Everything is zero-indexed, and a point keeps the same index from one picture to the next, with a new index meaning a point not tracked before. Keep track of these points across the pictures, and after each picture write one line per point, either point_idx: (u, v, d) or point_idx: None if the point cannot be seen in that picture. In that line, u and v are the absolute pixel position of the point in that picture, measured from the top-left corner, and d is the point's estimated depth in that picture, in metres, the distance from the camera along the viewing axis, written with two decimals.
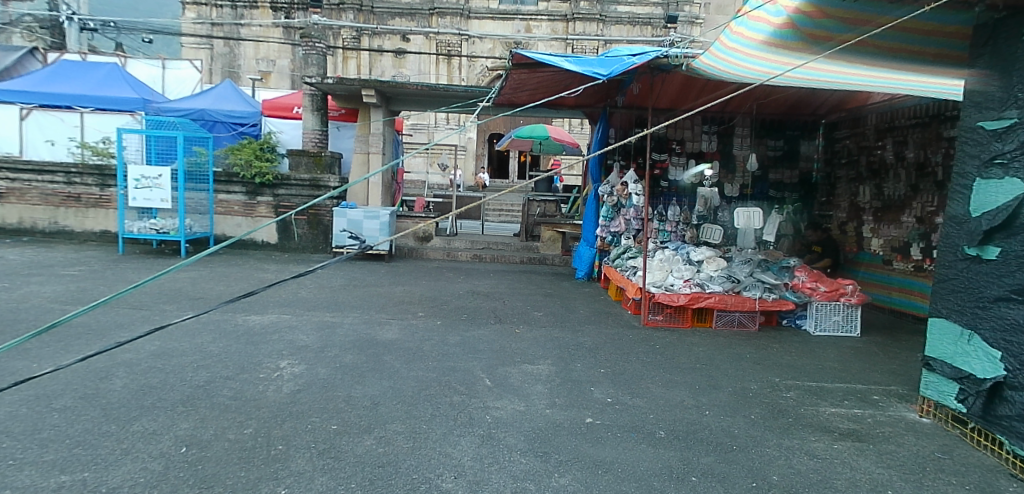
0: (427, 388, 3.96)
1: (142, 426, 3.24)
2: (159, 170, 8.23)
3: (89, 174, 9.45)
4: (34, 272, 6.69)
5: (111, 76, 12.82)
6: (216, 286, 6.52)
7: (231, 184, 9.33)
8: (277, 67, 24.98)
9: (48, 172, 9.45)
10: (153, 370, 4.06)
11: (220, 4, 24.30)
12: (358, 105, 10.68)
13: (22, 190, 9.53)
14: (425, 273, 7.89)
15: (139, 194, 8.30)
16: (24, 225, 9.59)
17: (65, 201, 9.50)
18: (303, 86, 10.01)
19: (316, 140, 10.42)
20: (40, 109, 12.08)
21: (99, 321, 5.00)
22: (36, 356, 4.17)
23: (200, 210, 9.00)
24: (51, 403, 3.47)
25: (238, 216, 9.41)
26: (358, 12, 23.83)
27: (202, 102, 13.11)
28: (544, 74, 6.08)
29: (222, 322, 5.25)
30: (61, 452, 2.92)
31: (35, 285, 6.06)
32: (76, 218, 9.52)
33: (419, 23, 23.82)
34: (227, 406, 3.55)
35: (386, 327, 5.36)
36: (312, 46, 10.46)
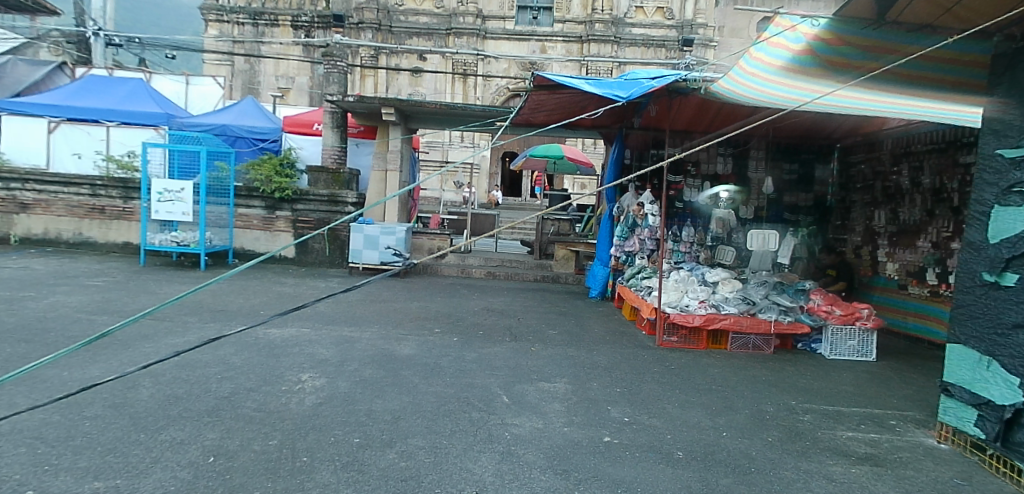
0: (447, 404, 4.00)
1: (170, 437, 3.32)
2: (181, 184, 8.27)
3: (114, 186, 9.55)
4: (58, 282, 6.74)
5: (136, 92, 12.73)
6: (237, 299, 6.56)
7: (251, 198, 9.44)
8: (297, 84, 25.35)
9: (76, 184, 9.57)
10: (178, 381, 4.19)
11: (242, 22, 24.70)
12: (377, 124, 10.80)
13: (48, 201, 9.63)
14: (441, 290, 7.92)
15: (161, 207, 8.33)
16: (49, 235, 9.69)
17: (89, 212, 9.59)
18: (325, 104, 10.19)
19: (335, 156, 10.43)
20: (69, 123, 12.40)
21: (126, 332, 5.05)
22: (65, 367, 4.22)
23: (220, 224, 9.04)
24: (83, 411, 3.63)
25: (257, 230, 9.46)
26: (376, 31, 24.13)
27: (225, 117, 13.26)
28: (564, 95, 6.14)
29: (243, 336, 5.26)
30: (94, 459, 3.01)
31: (61, 295, 6.10)
32: (99, 230, 9.61)
33: (436, 42, 24.11)
34: (252, 419, 3.62)
35: (403, 342, 5.37)
36: (334, 64, 10.47)
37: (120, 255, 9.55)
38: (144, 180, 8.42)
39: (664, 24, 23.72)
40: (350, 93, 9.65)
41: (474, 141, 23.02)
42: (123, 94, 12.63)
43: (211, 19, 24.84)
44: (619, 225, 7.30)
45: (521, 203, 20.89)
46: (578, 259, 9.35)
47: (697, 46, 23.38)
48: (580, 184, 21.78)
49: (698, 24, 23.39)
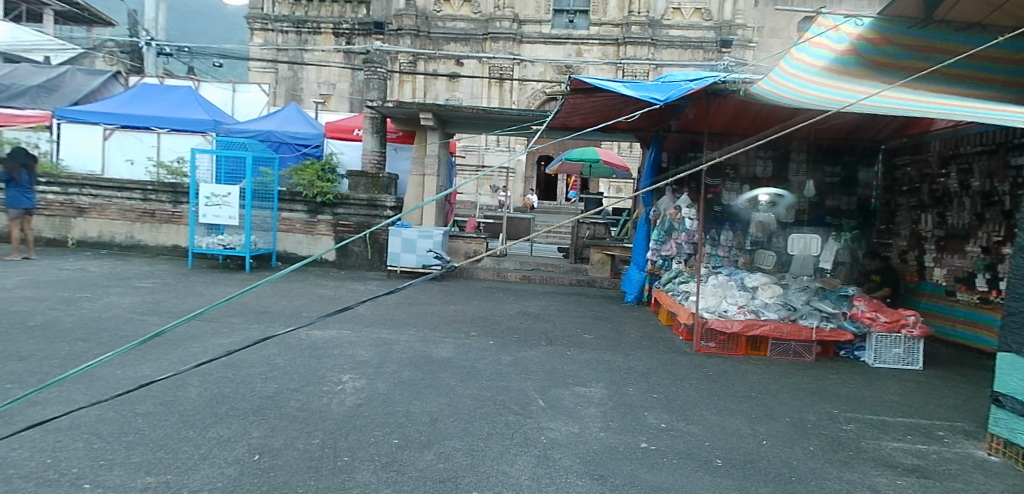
0: (483, 407, 4.05)
1: (218, 434, 3.47)
2: (228, 189, 8.48)
3: (163, 191, 9.87)
4: (112, 283, 7.03)
5: (185, 100, 13.24)
6: (280, 301, 6.73)
7: (293, 202, 9.66)
8: (337, 90, 25.78)
9: (128, 189, 9.92)
10: (225, 380, 4.37)
11: (286, 30, 25.26)
12: (415, 129, 10.89)
13: (103, 206, 10.01)
14: (478, 293, 8.01)
15: (208, 211, 8.56)
16: (103, 238, 10.08)
17: (140, 216, 9.94)
18: (365, 110, 10.28)
19: (374, 161, 10.59)
20: (122, 130, 12.90)
21: (177, 332, 5.24)
22: (120, 366, 4.41)
23: (264, 227, 9.17)
24: (135, 409, 3.81)
25: (299, 234, 9.72)
26: (414, 37, 24.25)
27: (270, 124, 13.62)
28: (600, 99, 6.13)
29: (286, 337, 5.40)
30: (146, 455, 3.15)
31: (115, 295, 6.36)
32: (150, 233, 9.94)
33: (473, 47, 24.11)
34: (296, 418, 3.75)
35: (440, 345, 5.45)
36: (374, 71, 10.65)
37: (166, 257, 9.88)
38: (192, 185, 8.65)
39: (701, 25, 23.39)
40: (389, 99, 9.80)
41: (510, 145, 23.11)
42: (174, 102, 13.15)
43: (256, 28, 25.54)
44: (656, 228, 7.21)
45: (557, 207, 20.90)
46: (614, 263, 9.25)
47: (736, 47, 22.89)
48: (615, 186, 21.42)
49: (737, 24, 22.98)
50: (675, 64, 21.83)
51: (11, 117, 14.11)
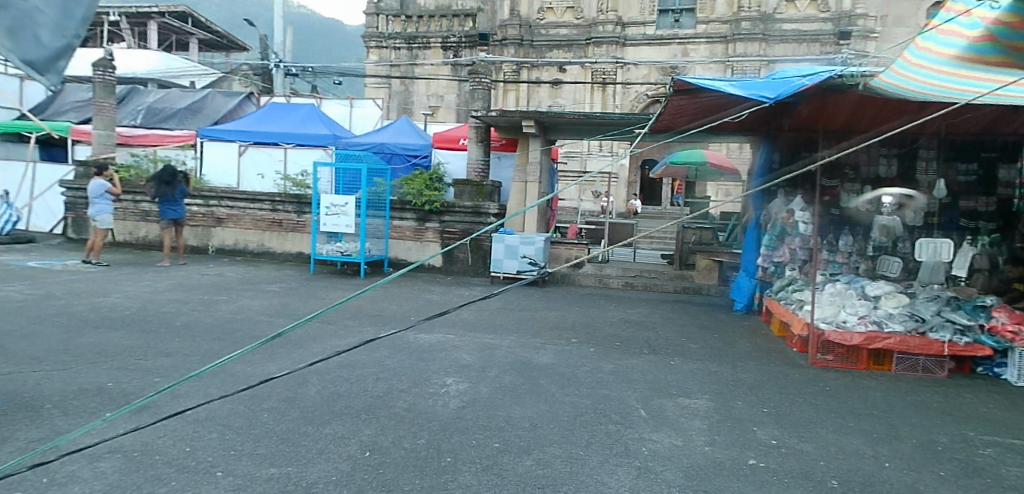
0: (584, 415, 4.03)
1: (333, 430, 3.74)
2: (346, 198, 9.06)
3: (290, 202, 10.69)
4: (246, 287, 7.67)
5: (309, 116, 14.10)
6: (391, 305, 7.03)
7: (403, 211, 10.06)
8: (445, 102, 25.94)
9: (259, 200, 10.78)
10: (340, 379, 4.61)
11: (398, 46, 25.65)
12: (517, 136, 11.06)
13: (238, 216, 10.94)
14: (579, 299, 7.99)
15: (328, 220, 9.11)
16: (238, 246, 11.01)
17: (270, 225, 10.79)
18: (470, 120, 10.58)
19: (478, 169, 10.81)
20: (254, 147, 14.14)
21: (297, 332, 5.61)
22: (251, 363, 4.80)
23: (377, 235, 9.71)
24: (262, 404, 4.15)
25: (408, 241, 10.09)
26: (518, 46, 24.14)
27: (383, 136, 14.29)
28: (706, 99, 5.94)
29: (396, 339, 5.64)
30: (270, 447, 3.47)
31: (247, 298, 6.95)
32: (279, 241, 10.79)
33: (575, 53, 23.76)
34: (403, 418, 3.95)
35: (542, 351, 5.47)
36: (479, 81, 10.95)
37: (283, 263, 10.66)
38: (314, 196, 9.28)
39: (818, 17, 21.39)
40: (493, 108, 10.10)
41: (612, 149, 22.69)
42: (299, 118, 14.01)
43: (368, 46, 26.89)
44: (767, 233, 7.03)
45: (662, 212, 20.29)
46: (722, 270, 9.00)
47: (855, 39, 20.65)
48: (722, 190, 20.69)
49: (857, 14, 20.88)
50: (789, 59, 20.12)
51: (163, 137, 15.65)
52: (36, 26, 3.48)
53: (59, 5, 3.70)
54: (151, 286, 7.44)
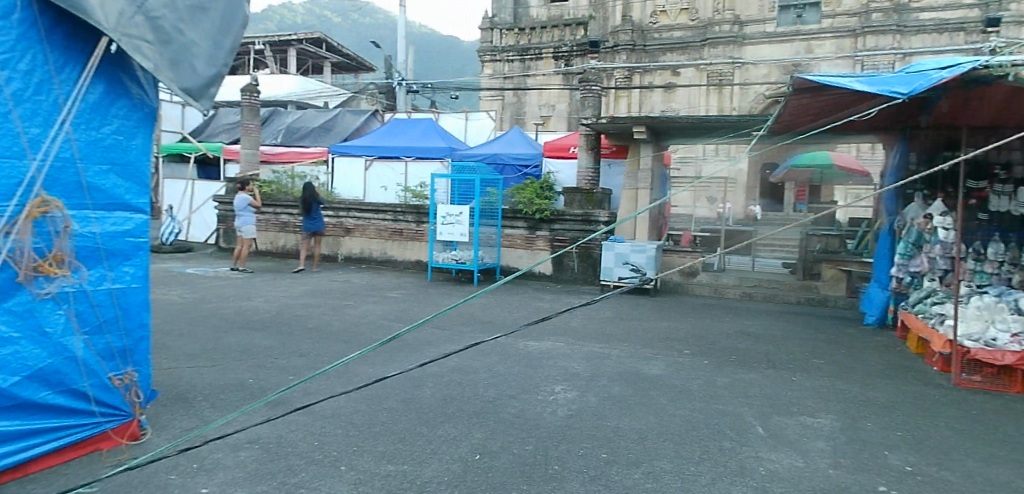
0: (695, 430, 3.90)
1: (446, 432, 3.89)
2: (460, 209, 9.41)
3: (410, 212, 11.28)
4: (369, 293, 8.17)
5: (427, 130, 14.86)
6: (502, 312, 7.16)
7: (515, 220, 10.31)
8: (557, 111, 24.47)
9: (382, 211, 11.46)
10: (454, 383, 4.74)
11: (512, 59, 24.82)
12: (626, 143, 11.01)
13: (364, 226, 11.69)
14: (692, 310, 7.77)
15: (443, 229, 9.60)
16: (364, 254, 11.74)
17: (392, 235, 11.43)
18: (580, 128, 10.85)
19: (588, 178, 11.01)
20: (378, 161, 14.75)
21: (412, 336, 5.86)
22: (373, 364, 5.07)
23: (490, 243, 10.02)
24: (382, 403, 4.34)
25: (520, 249, 10.34)
26: (631, 51, 22.38)
27: (496, 147, 14.49)
28: (831, 97, 5.69)
29: (507, 346, 5.74)
30: (389, 445, 3.68)
31: (370, 303, 7.39)
32: (400, 250, 11.40)
33: (690, 55, 21.82)
34: (513, 423, 4.03)
35: (652, 362, 5.37)
36: (589, 89, 11.00)
37: (392, 270, 11.21)
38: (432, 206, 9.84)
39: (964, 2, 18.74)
40: (603, 115, 10.11)
41: None
42: (418, 132, 14.84)
43: None
44: (902, 241, 6.55)
45: (784, 217, 19.05)
46: (851, 281, 8.45)
47: (1008, 25, 18.29)
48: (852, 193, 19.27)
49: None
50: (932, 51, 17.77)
51: (300, 155, 17.47)
52: (193, 56, 3.63)
53: (211, 35, 3.80)
54: (288, 291, 8.06)
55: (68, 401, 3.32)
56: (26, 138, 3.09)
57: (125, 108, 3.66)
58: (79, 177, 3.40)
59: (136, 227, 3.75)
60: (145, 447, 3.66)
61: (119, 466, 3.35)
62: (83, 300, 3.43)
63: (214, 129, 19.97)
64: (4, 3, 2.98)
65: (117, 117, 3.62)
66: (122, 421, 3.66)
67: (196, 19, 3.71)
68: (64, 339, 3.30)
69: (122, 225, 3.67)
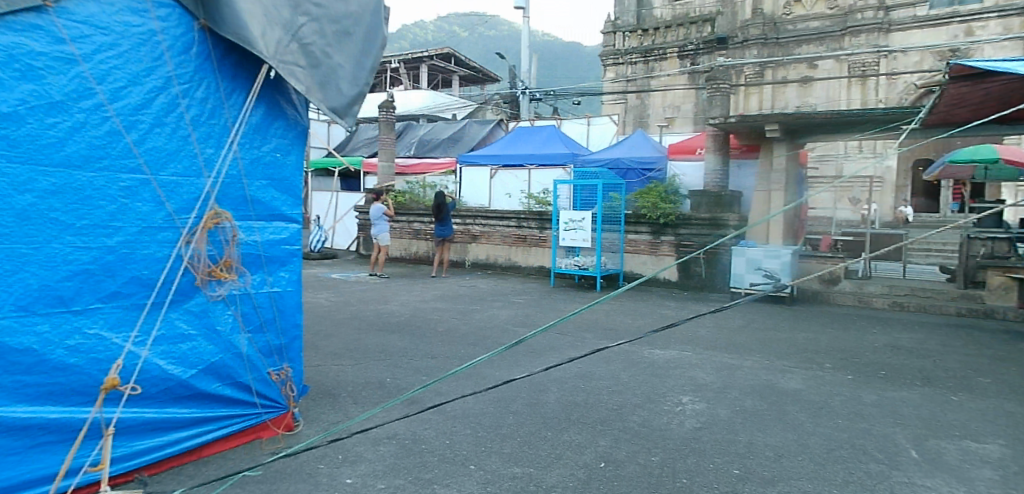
0: (838, 450, 3.58)
1: (571, 437, 3.87)
2: (583, 214, 9.91)
3: (533, 219, 11.90)
4: (495, 298, 8.51)
5: (550, 138, 15.13)
6: (626, 319, 7.09)
7: (638, 225, 10.64)
8: (682, 112, 23.22)
9: (507, 218, 12.20)
10: (578, 389, 4.72)
11: (634, 61, 24.34)
12: (758, 140, 10.62)
13: (490, 233, 12.50)
14: (832, 321, 7.21)
15: (567, 234, 10.10)
16: (490, 260, 12.54)
17: (517, 241, 12.15)
18: (706, 128, 10.68)
19: (716, 179, 10.86)
20: (501, 169, 14.86)
21: (536, 341, 5.96)
22: (500, 367, 5.22)
23: (613, 249, 10.42)
24: (508, 406, 4.41)
25: (644, 254, 10.67)
26: (762, 46, 20.74)
27: (619, 151, 14.00)
28: (996, 83, 5.09)
29: (632, 354, 5.67)
30: (515, 448, 3.73)
31: (496, 308, 7.66)
32: (524, 255, 12.06)
33: (829, 46, 19.78)
34: (638, 433, 3.94)
35: (789, 375, 5.02)
36: (717, 87, 10.91)
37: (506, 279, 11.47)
38: (556, 211, 10.37)
39: None
40: (731, 114, 9.90)
41: None
42: (541, 140, 15.12)
43: None
44: None
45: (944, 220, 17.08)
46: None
47: None
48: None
49: None
50: None
51: (432, 166, 18.26)
52: (338, 78, 3.87)
53: (354, 55, 4.01)
54: (419, 296, 8.57)
55: (234, 392, 3.71)
56: (202, 158, 3.52)
57: (281, 128, 4.00)
58: (244, 191, 3.77)
59: (291, 236, 4.07)
60: (297, 437, 4.00)
61: (276, 454, 3.67)
62: (247, 301, 3.80)
63: (354, 145, 21.68)
64: (185, 40, 3.43)
65: (275, 136, 3.97)
66: (278, 412, 4.03)
67: (342, 43, 3.93)
68: (231, 337, 3.69)
69: (279, 234, 4.00)
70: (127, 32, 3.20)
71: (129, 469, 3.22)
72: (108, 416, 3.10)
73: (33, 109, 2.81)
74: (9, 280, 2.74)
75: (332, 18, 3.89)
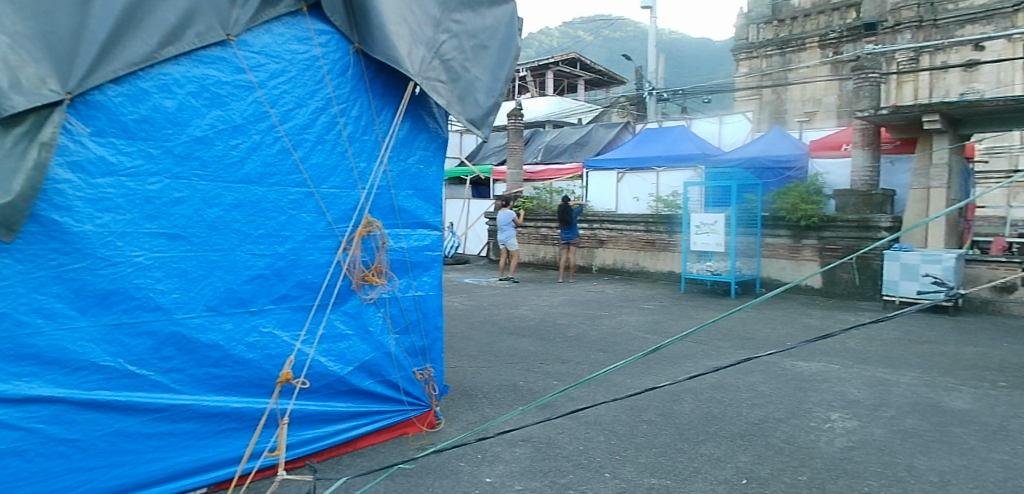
0: (1020, 480, 3.15)
1: (708, 451, 3.72)
2: (715, 217, 9.95)
3: (661, 223, 12.02)
4: (624, 304, 8.70)
5: (679, 138, 14.82)
6: (765, 330, 6.86)
7: (777, 228, 10.58)
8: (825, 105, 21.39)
9: (634, 222, 12.40)
10: (714, 400, 4.56)
11: (771, 54, 22.41)
12: (915, 133, 9.93)
13: (617, 238, 12.74)
14: (1004, 335, 6.45)
15: (699, 239, 10.14)
16: (617, 265, 12.79)
17: (645, 245, 12.28)
18: (852, 121, 10.16)
19: (865, 177, 10.46)
20: (629, 172, 15.10)
21: (671, 350, 5.92)
22: (631, 374, 5.22)
23: (749, 254, 10.52)
24: (641, 415, 4.35)
25: (783, 259, 10.58)
26: (917, 29, 18.66)
27: (754, 149, 13.51)
28: None
29: (772, 365, 5.44)
30: (651, 458, 3.64)
31: (626, 315, 7.71)
32: (652, 260, 12.18)
33: (1000, 25, 17.75)
34: (783, 449, 3.70)
35: (957, 394, 4.52)
36: (865, 77, 10.44)
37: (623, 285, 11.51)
38: (686, 216, 10.58)
39: None
40: (883, 106, 9.38)
41: None
42: (669, 140, 14.88)
43: None
44: None
45: None
46: None
47: None
48: None
49: None
50: None
51: (557, 171, 18.37)
52: (475, 91, 3.99)
53: (490, 67, 4.11)
54: (547, 301, 8.88)
55: (384, 390, 3.95)
56: (356, 171, 3.78)
57: (426, 141, 4.18)
58: (391, 200, 3.99)
59: (434, 243, 4.24)
60: (440, 435, 4.20)
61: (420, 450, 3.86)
62: (395, 304, 4.02)
63: (485, 153, 22.49)
64: (342, 63, 3.69)
65: (420, 148, 4.14)
66: (422, 410, 4.23)
67: (479, 56, 4.06)
68: (381, 337, 3.92)
69: (423, 241, 4.19)
70: (295, 59, 3.52)
71: (299, 455, 3.56)
72: (282, 406, 3.46)
73: (220, 133, 3.25)
74: (201, 281, 3.19)
75: (470, 33, 4.04)
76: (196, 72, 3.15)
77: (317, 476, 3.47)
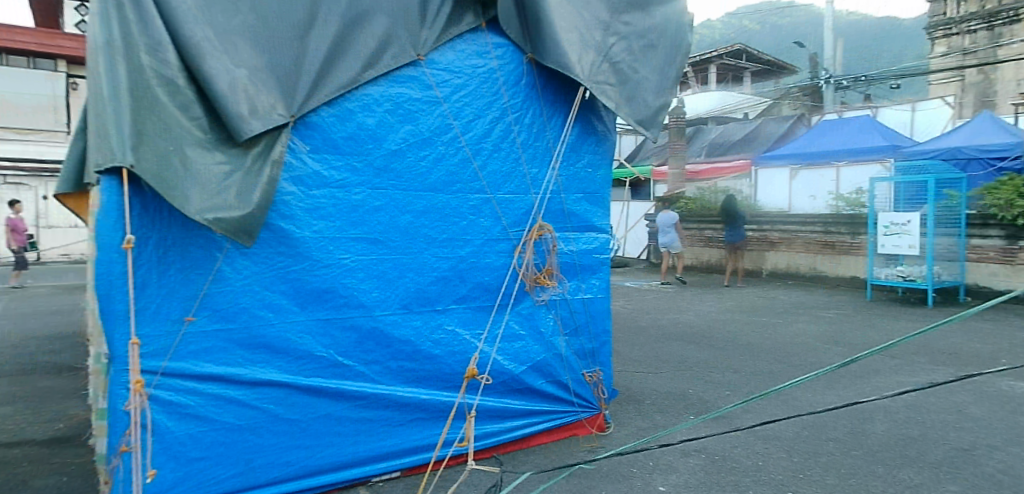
0: None
1: (907, 476, 3.38)
2: (908, 216, 9.47)
3: (842, 224, 11.85)
4: (801, 313, 8.82)
5: (863, 128, 13.75)
6: (980, 349, 6.31)
7: (986, 228, 9.82)
8: None
9: (811, 224, 12.37)
10: (913, 422, 4.20)
11: None
12: None
13: (790, 240, 12.80)
14: None
15: (889, 240, 9.77)
16: (791, 269, 12.85)
17: (823, 248, 12.18)
18: None
19: None
20: (805, 168, 14.72)
21: (860, 366, 5.68)
22: (813, 389, 5.06)
23: (947, 257, 9.74)
24: (826, 433, 4.11)
25: (993, 263, 9.72)
26: None
27: (953, 137, 12.31)
28: None
29: (984, 388, 4.95)
30: (839, 479, 3.38)
31: (808, 328, 7.49)
32: (831, 263, 12.05)
33: None
34: (1001, 481, 3.26)
35: None
36: None
37: (783, 292, 11.28)
38: (871, 215, 10.11)
39: None
40: None
41: None
42: (852, 131, 13.85)
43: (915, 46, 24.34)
44: None
45: None
46: None
47: None
48: None
49: None
50: None
51: (719, 170, 19.14)
52: (643, 90, 3.97)
53: (659, 67, 4.06)
54: (713, 307, 9.36)
55: (555, 390, 4.07)
56: (529, 177, 3.92)
57: (593, 145, 4.20)
58: (561, 204, 4.07)
59: (602, 246, 4.25)
60: (609, 439, 4.27)
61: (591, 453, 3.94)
62: (565, 306, 4.10)
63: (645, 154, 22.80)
64: (516, 73, 3.85)
65: (588, 152, 4.19)
66: (592, 413, 4.32)
67: (648, 56, 4.03)
68: (554, 339, 4.04)
69: (591, 244, 4.22)
70: (474, 73, 3.72)
71: (487, 446, 3.83)
72: (469, 401, 3.72)
73: (411, 146, 3.51)
74: (397, 283, 3.49)
75: (639, 34, 4.02)
76: (392, 91, 3.44)
77: (504, 468, 3.71)
